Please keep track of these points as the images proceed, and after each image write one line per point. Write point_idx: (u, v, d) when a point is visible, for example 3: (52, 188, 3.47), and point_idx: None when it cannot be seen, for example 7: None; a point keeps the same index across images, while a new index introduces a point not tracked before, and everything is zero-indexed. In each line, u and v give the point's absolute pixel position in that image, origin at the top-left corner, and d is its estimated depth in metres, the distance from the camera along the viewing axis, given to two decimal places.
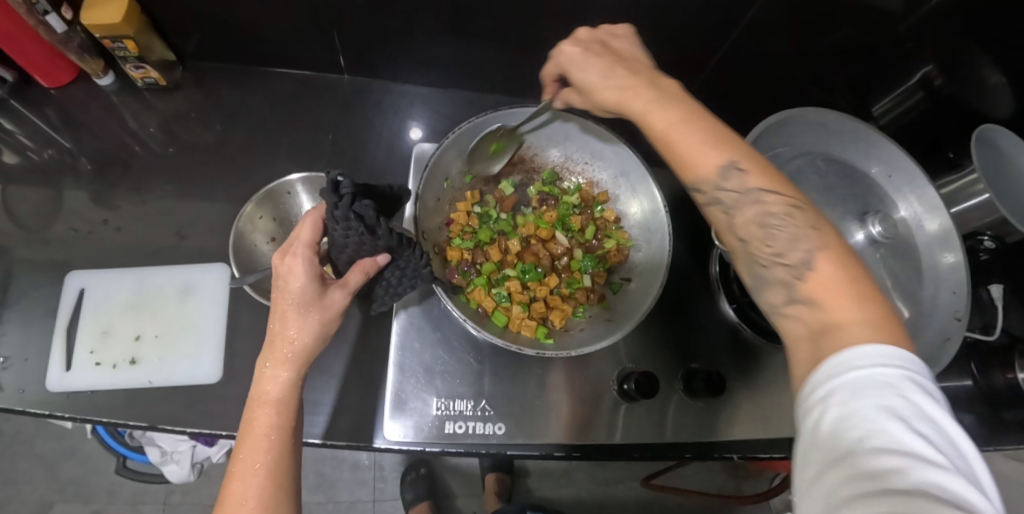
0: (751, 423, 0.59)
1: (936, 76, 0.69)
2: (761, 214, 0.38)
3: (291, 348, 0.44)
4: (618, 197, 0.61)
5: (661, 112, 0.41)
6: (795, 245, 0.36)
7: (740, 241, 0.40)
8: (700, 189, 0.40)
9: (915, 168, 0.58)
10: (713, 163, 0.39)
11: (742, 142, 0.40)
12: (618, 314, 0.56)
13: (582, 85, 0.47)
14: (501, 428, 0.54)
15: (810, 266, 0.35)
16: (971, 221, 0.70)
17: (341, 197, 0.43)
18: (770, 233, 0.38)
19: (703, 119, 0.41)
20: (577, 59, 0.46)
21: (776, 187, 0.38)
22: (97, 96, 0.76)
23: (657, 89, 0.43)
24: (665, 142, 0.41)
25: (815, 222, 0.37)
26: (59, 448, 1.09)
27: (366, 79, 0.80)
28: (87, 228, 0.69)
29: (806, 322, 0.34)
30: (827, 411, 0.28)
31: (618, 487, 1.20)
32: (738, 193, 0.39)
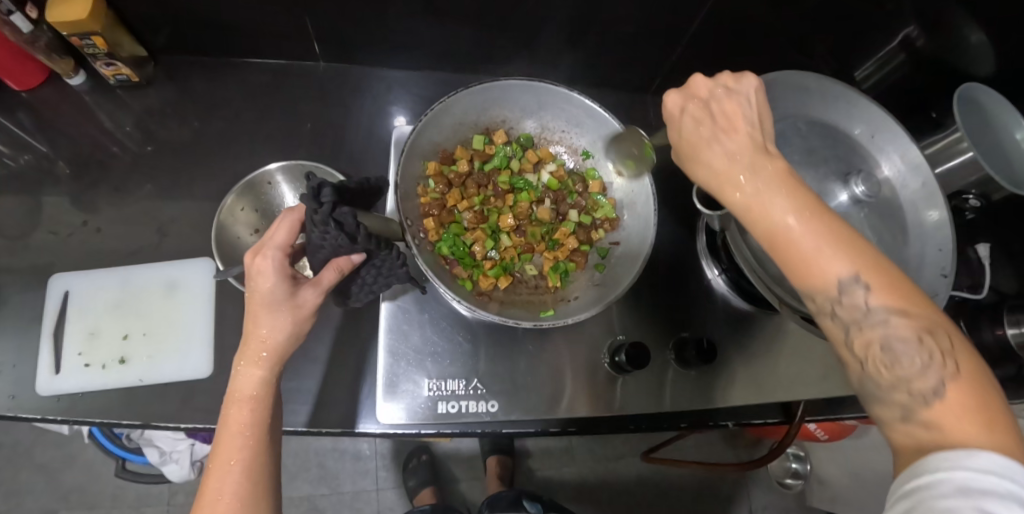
0: (745, 389, 0.60)
1: (917, 36, 0.69)
2: (887, 335, 0.32)
3: (264, 348, 0.43)
4: (600, 162, 0.61)
5: (774, 211, 0.34)
6: (928, 372, 0.31)
7: (856, 363, 0.34)
8: (813, 297, 0.35)
9: (898, 126, 0.58)
10: (831, 274, 0.33)
11: (865, 243, 0.34)
12: (609, 278, 0.57)
13: (694, 157, 0.38)
14: (494, 406, 0.54)
15: (941, 396, 0.30)
16: (956, 181, 0.70)
17: (323, 204, 0.43)
18: (893, 356, 0.32)
19: (827, 214, 0.34)
20: (682, 121, 0.38)
21: (904, 304, 0.33)
22: (69, 96, 0.75)
23: (777, 176, 0.35)
24: (775, 239, 0.34)
25: (954, 348, 0.31)
26: (60, 456, 1.09)
27: (343, 66, 0.79)
28: (67, 231, 0.68)
29: (920, 443, 0.30)
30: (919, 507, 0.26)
31: (619, 463, 1.21)
32: (860, 310, 0.33)
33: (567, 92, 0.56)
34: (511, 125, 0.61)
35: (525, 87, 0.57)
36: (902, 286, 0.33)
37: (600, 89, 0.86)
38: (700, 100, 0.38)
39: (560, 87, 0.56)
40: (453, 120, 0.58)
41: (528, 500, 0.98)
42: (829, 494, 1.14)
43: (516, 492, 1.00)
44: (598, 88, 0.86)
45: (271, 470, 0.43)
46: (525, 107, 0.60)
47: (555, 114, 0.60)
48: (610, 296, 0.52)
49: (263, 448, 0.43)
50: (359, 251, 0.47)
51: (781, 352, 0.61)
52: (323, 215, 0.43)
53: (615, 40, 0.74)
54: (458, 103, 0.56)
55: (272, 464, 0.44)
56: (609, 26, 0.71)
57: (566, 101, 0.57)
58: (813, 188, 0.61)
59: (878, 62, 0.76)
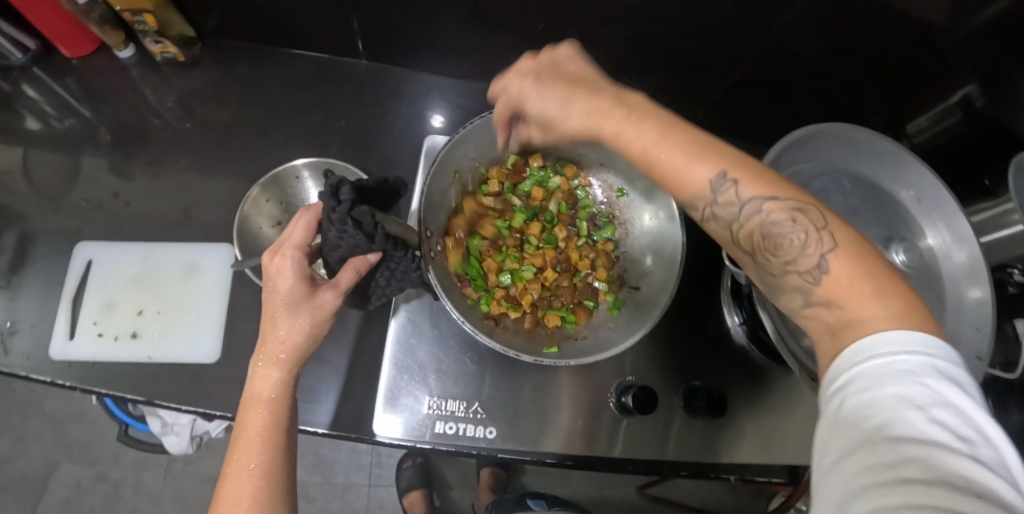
0: (751, 447, 0.58)
1: (977, 97, 0.64)
2: (764, 222, 0.33)
3: (282, 350, 0.43)
4: (632, 202, 0.60)
5: (635, 135, 0.37)
6: (808, 247, 0.32)
7: (745, 253, 0.36)
8: (695, 207, 0.36)
9: (946, 194, 0.55)
10: (700, 179, 0.35)
11: (723, 143, 0.36)
12: (623, 324, 0.55)
13: (542, 118, 0.43)
14: (492, 433, 0.53)
15: (825, 269, 0.31)
16: (1004, 252, 0.67)
17: (341, 202, 0.42)
18: (776, 241, 0.33)
19: (688, 126, 0.36)
20: (531, 92, 0.42)
21: (772, 191, 0.34)
22: (117, 68, 0.76)
23: (627, 106, 0.38)
24: (646, 160, 0.37)
25: (825, 220, 0.32)
26: (68, 410, 1.12)
27: (384, 65, 0.79)
28: (98, 200, 0.70)
29: (829, 324, 0.31)
30: (846, 400, 0.27)
31: (613, 492, 1.19)
32: (733, 206, 0.34)
33: None
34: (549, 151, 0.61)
35: None
36: (760, 172, 0.34)
37: None
38: (539, 62, 0.44)
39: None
40: (491, 137, 0.57)
41: (531, 499, 1.00)
42: None
43: (519, 494, 1.01)
44: None
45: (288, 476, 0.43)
46: None
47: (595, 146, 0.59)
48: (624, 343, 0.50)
49: (280, 451, 0.42)
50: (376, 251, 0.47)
51: (795, 412, 0.59)
52: (341, 213, 0.41)
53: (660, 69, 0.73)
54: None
55: (290, 470, 0.43)
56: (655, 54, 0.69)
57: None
58: None
59: (932, 117, 0.71)
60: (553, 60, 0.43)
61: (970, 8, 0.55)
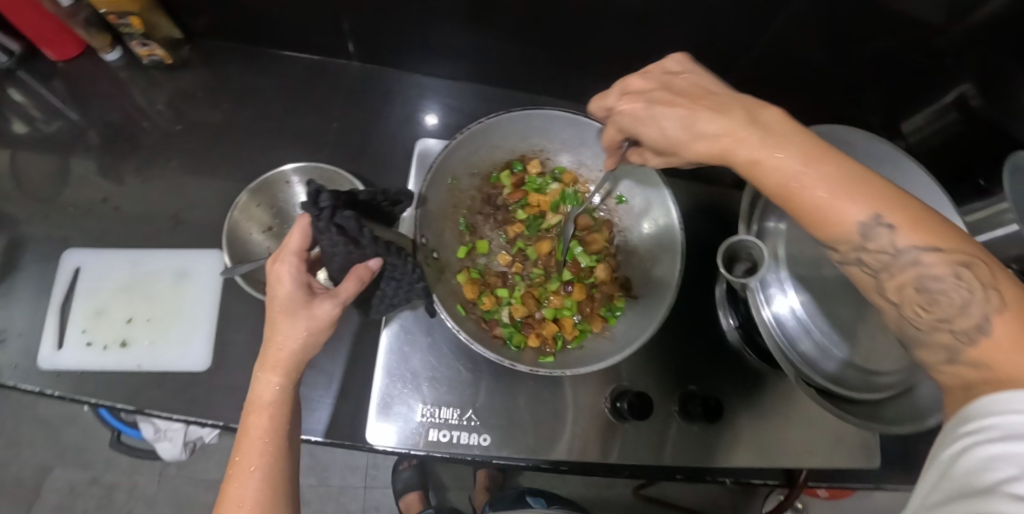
0: (746, 451, 0.58)
1: (973, 96, 0.64)
2: (920, 276, 0.32)
3: (281, 356, 0.42)
4: (632, 207, 0.59)
5: (782, 162, 0.34)
6: (970, 307, 0.30)
7: (890, 304, 0.35)
8: (839, 247, 0.35)
9: (944, 197, 0.55)
10: (851, 219, 0.33)
11: (876, 176, 0.33)
12: (621, 335, 0.54)
13: (659, 141, 0.39)
14: (486, 440, 0.53)
15: (986, 331, 0.29)
16: (998, 253, 0.67)
17: (323, 209, 0.42)
18: (932, 297, 0.32)
19: (833, 157, 0.33)
20: (641, 115, 0.39)
21: (937, 241, 0.31)
22: (103, 69, 0.75)
23: (760, 128, 0.35)
24: (786, 196, 0.34)
25: (995, 278, 0.30)
26: (61, 415, 1.11)
27: (376, 66, 0.78)
28: (86, 205, 0.68)
29: (969, 382, 0.30)
30: (970, 449, 0.25)
31: (610, 492, 1.19)
32: (886, 253, 0.33)
33: None
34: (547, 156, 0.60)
35: (568, 118, 0.55)
36: (929, 222, 0.32)
37: None
38: (648, 81, 0.41)
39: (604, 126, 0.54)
40: (489, 143, 0.56)
41: (532, 497, 0.97)
42: None
43: (519, 492, 0.99)
44: None
45: (289, 480, 0.42)
46: (566, 141, 0.58)
47: (595, 153, 0.58)
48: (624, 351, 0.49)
49: (279, 455, 0.42)
50: (375, 257, 0.45)
51: (790, 415, 0.59)
52: (324, 221, 0.41)
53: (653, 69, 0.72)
54: (498, 126, 0.54)
55: (288, 476, 0.42)
56: (650, 55, 0.69)
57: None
58: None
59: (929, 115, 0.72)
60: (663, 72, 0.41)
61: (968, 8, 0.55)
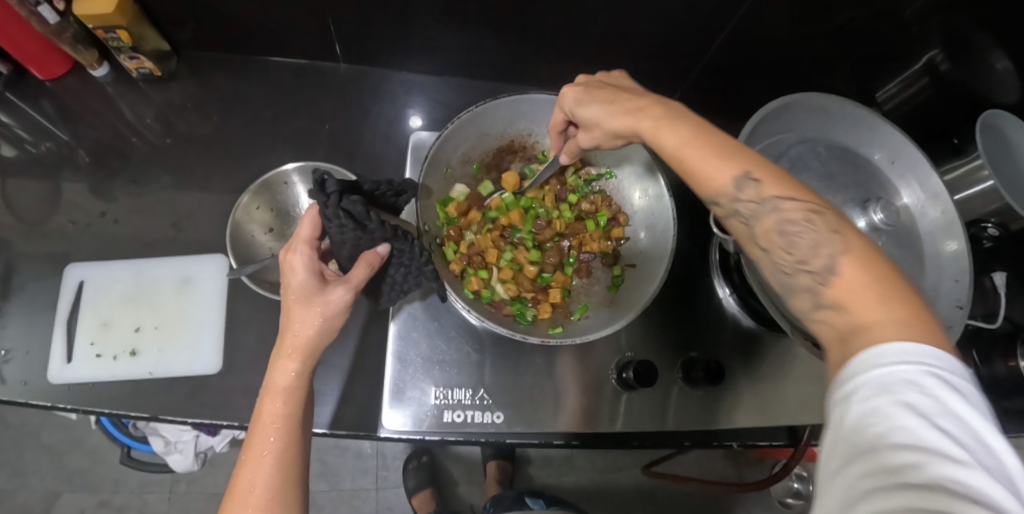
0: (751, 411, 0.60)
1: (941, 61, 0.68)
2: (782, 222, 0.36)
3: (298, 342, 0.44)
4: (621, 181, 0.61)
5: (670, 139, 0.40)
6: (820, 247, 0.34)
7: (762, 251, 0.38)
8: (717, 202, 0.39)
9: (918, 155, 0.57)
10: (724, 178, 0.38)
11: (746, 148, 0.39)
12: (622, 302, 0.56)
13: (586, 120, 0.46)
14: (500, 417, 0.54)
15: (835, 271, 0.32)
16: (976, 208, 0.70)
17: (329, 194, 0.42)
18: (791, 241, 0.35)
19: (708, 130, 0.41)
20: (579, 97, 0.47)
21: (794, 194, 0.36)
22: (92, 87, 0.75)
23: (664, 109, 0.43)
24: (677, 158, 0.40)
25: (840, 225, 0.34)
26: (66, 439, 1.10)
27: (363, 67, 0.79)
28: (85, 220, 0.69)
29: (838, 329, 0.32)
30: (849, 406, 0.26)
31: (619, 475, 1.21)
32: (755, 203, 0.37)
33: None
34: (536, 139, 0.61)
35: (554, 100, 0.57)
36: (791, 183, 0.37)
37: None
38: (591, 80, 0.50)
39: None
40: (479, 130, 0.58)
41: (530, 497, 1.00)
42: None
43: (519, 491, 1.01)
44: None
45: (301, 464, 0.43)
46: None
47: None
48: (624, 318, 0.52)
49: (293, 439, 0.43)
50: (382, 243, 0.47)
51: (791, 375, 0.61)
52: (332, 206, 0.41)
53: (633, 52, 0.74)
54: (485, 113, 0.56)
55: (302, 460, 0.43)
56: (629, 40, 0.71)
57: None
58: None
59: (899, 83, 0.75)
60: (603, 75, 0.51)
61: None
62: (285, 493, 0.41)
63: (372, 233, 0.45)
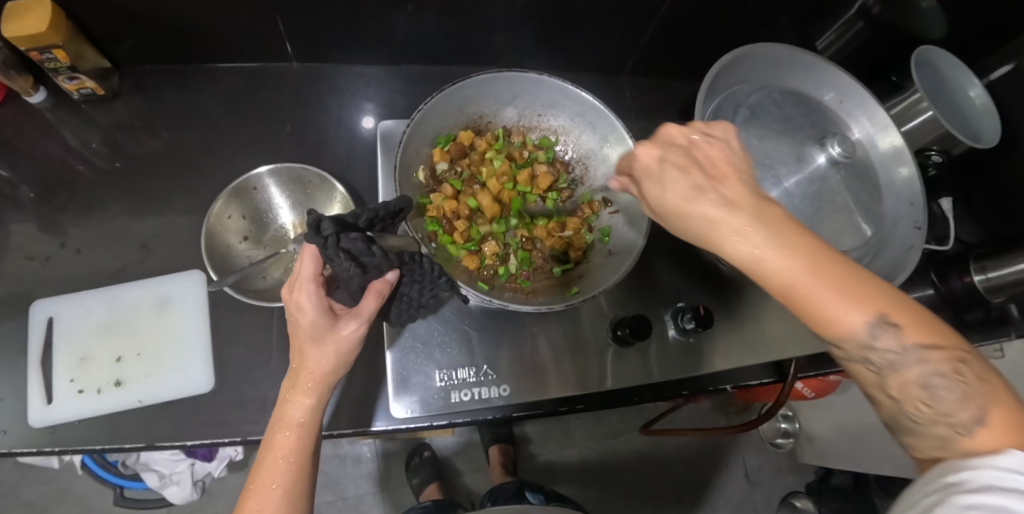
0: (737, 352, 0.62)
1: (873, 5, 0.74)
2: (923, 375, 0.32)
3: (313, 377, 0.44)
4: (579, 138, 0.63)
5: (777, 264, 0.31)
6: (960, 405, 0.31)
7: (890, 397, 0.34)
8: (841, 346, 0.33)
9: (863, 91, 0.61)
10: (856, 326, 0.32)
11: (886, 284, 0.32)
12: (620, 246, 0.57)
13: (657, 205, 0.36)
14: (506, 390, 0.55)
15: (982, 423, 0.30)
16: (919, 139, 0.75)
17: (327, 237, 0.37)
18: (932, 394, 0.32)
19: (840, 259, 0.32)
20: (653, 172, 0.36)
21: (934, 340, 0.32)
22: (30, 114, 0.71)
23: (763, 221, 0.32)
24: (790, 296, 0.32)
25: (984, 374, 0.31)
26: (48, 492, 1.05)
27: (317, 65, 0.77)
28: (42, 255, 0.65)
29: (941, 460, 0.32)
30: (949, 495, 0.27)
31: (618, 440, 1.25)
32: (891, 354, 0.32)
33: (537, 76, 0.57)
34: (490, 119, 0.62)
35: (497, 76, 0.57)
36: (925, 320, 0.32)
37: (578, 73, 0.86)
38: (688, 132, 0.38)
39: (528, 72, 0.56)
40: (435, 126, 0.58)
41: (530, 491, 0.99)
42: (817, 450, 1.21)
43: (519, 484, 1.01)
44: (576, 72, 0.86)
45: (307, 499, 0.43)
46: (499, 98, 0.60)
47: (530, 99, 0.61)
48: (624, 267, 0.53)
49: (305, 472, 0.43)
50: (391, 270, 0.45)
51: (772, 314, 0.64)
52: (331, 249, 0.37)
53: (587, 24, 0.75)
54: (438, 108, 0.56)
55: (310, 493, 0.43)
56: (581, 12, 0.72)
57: (538, 85, 0.58)
58: (790, 152, 0.63)
59: (837, 31, 0.81)
60: (701, 131, 0.38)
61: None
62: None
63: (378, 266, 0.43)
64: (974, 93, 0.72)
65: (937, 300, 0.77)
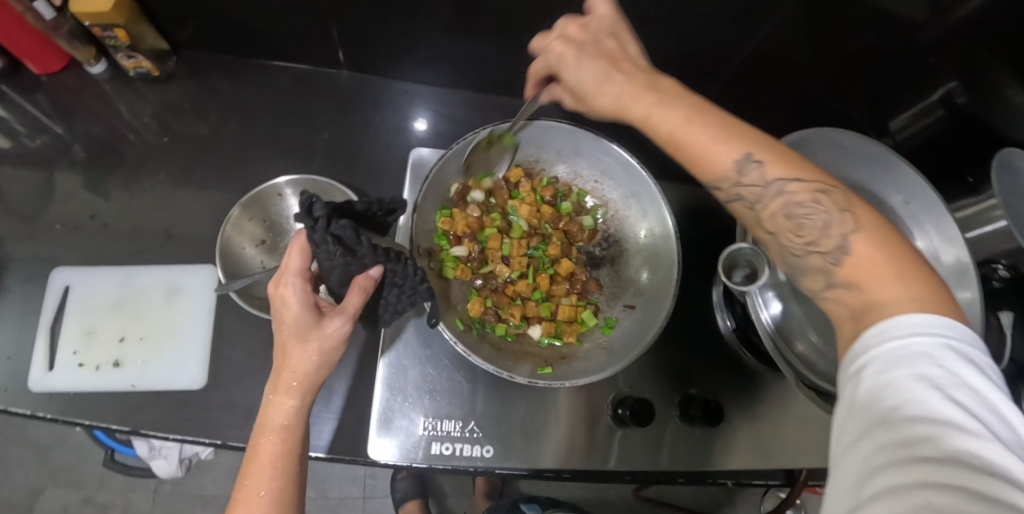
0: (748, 454, 0.58)
1: (959, 93, 0.64)
2: (787, 204, 0.36)
3: (296, 377, 0.42)
4: (627, 218, 0.59)
5: (665, 116, 0.37)
6: (830, 228, 0.34)
7: (771, 234, 0.38)
8: (719, 186, 0.38)
9: (936, 198, 0.55)
10: (726, 163, 0.36)
11: (756, 129, 0.38)
12: (617, 345, 0.54)
13: (575, 86, 0.42)
14: (489, 451, 0.52)
15: (847, 250, 0.33)
16: (988, 248, 0.68)
17: (317, 219, 0.39)
18: (799, 223, 0.35)
19: (708, 114, 0.37)
20: (569, 59, 0.42)
21: (801, 175, 0.36)
22: (89, 83, 0.74)
23: (656, 90, 0.39)
24: (676, 146, 0.38)
25: (846, 202, 0.35)
26: (51, 434, 1.09)
27: (365, 74, 0.77)
28: (74, 221, 0.67)
29: (849, 306, 0.33)
30: (865, 385, 0.28)
31: (609, 493, 1.20)
32: (758, 186, 0.36)
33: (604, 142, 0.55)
34: (542, 166, 0.60)
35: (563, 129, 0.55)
36: (783, 154, 0.36)
37: None
38: (569, 25, 0.43)
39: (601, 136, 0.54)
40: (484, 154, 0.56)
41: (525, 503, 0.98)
42: None
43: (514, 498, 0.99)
44: None
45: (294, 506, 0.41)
46: (560, 151, 0.59)
47: (590, 163, 0.59)
48: (619, 363, 0.49)
49: (292, 478, 0.41)
50: (374, 265, 0.45)
51: (788, 419, 0.59)
52: (320, 232, 0.39)
53: None
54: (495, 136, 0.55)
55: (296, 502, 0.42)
56: None
57: (602, 151, 0.56)
58: None
59: (914, 114, 0.71)
60: (603, 28, 0.43)
61: (954, 3, 0.55)
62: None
63: (364, 258, 0.43)
64: None
65: None
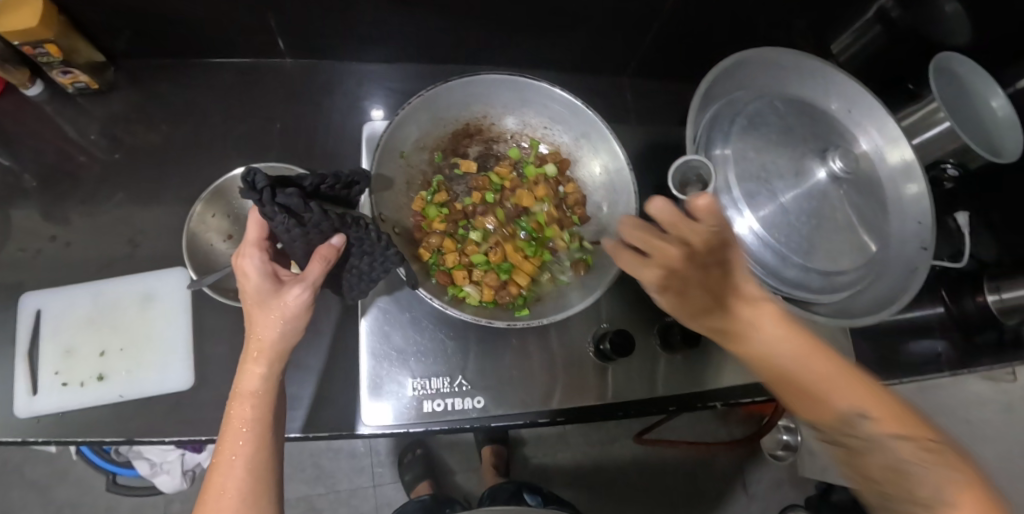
0: (733, 369, 0.60)
1: (891, 7, 0.70)
2: (897, 462, 0.32)
3: (261, 346, 0.43)
4: (580, 158, 0.61)
5: (767, 340, 0.40)
6: (928, 479, 0.31)
7: (874, 490, 0.34)
8: (822, 427, 0.37)
9: (873, 99, 0.58)
10: (834, 402, 0.36)
11: (870, 379, 0.37)
12: (590, 278, 0.55)
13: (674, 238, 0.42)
14: (480, 402, 0.54)
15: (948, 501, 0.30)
16: (934, 151, 0.69)
17: (261, 191, 0.40)
18: (905, 481, 0.32)
19: (829, 352, 0.38)
20: (676, 219, 0.40)
21: (908, 428, 0.34)
22: (28, 106, 0.72)
23: (761, 296, 0.42)
24: (774, 363, 0.39)
25: (965, 473, 0.31)
26: (51, 472, 1.07)
27: (313, 62, 0.77)
28: (34, 246, 0.66)
29: None
30: None
31: (613, 446, 1.23)
32: (865, 439, 0.34)
33: (545, 87, 0.55)
34: (492, 121, 0.61)
35: (508, 82, 0.56)
36: (905, 417, 0.35)
37: (580, 71, 0.82)
38: (674, 218, 0.40)
39: (540, 82, 0.55)
40: (434, 116, 0.57)
41: (527, 493, 0.96)
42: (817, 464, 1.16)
43: (517, 486, 0.97)
44: (579, 72, 0.82)
45: (271, 466, 0.43)
46: (507, 103, 0.59)
47: (536, 109, 0.59)
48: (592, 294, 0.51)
49: (264, 441, 0.43)
50: (336, 234, 0.45)
51: None
52: (268, 204, 0.40)
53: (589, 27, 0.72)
54: (441, 96, 0.55)
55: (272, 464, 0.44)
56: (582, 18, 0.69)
57: (547, 97, 0.56)
58: (788, 165, 0.56)
59: (853, 35, 0.77)
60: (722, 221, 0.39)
61: None
62: (257, 495, 0.42)
63: (319, 226, 0.44)
64: (996, 104, 0.67)
65: (947, 320, 0.73)
